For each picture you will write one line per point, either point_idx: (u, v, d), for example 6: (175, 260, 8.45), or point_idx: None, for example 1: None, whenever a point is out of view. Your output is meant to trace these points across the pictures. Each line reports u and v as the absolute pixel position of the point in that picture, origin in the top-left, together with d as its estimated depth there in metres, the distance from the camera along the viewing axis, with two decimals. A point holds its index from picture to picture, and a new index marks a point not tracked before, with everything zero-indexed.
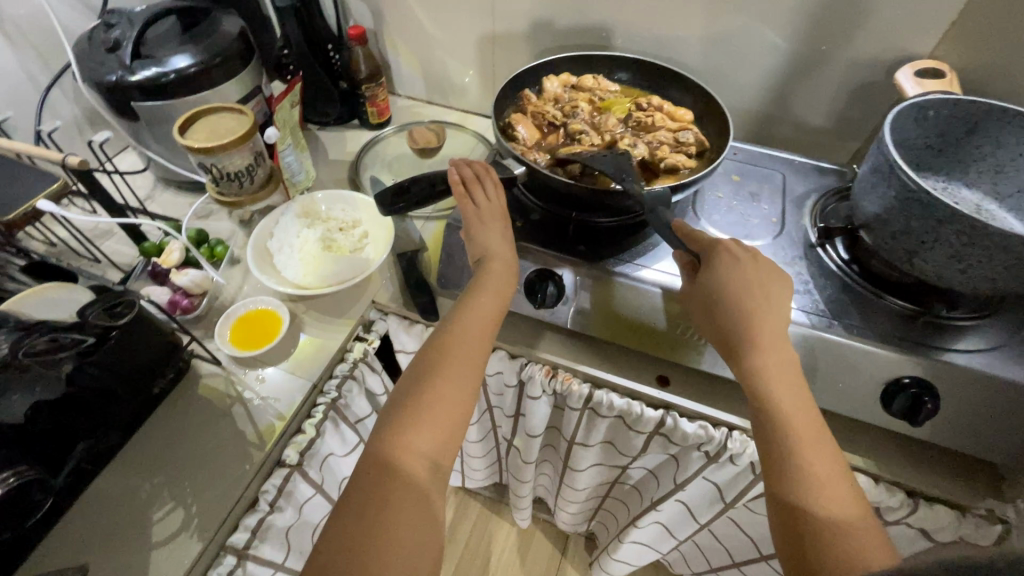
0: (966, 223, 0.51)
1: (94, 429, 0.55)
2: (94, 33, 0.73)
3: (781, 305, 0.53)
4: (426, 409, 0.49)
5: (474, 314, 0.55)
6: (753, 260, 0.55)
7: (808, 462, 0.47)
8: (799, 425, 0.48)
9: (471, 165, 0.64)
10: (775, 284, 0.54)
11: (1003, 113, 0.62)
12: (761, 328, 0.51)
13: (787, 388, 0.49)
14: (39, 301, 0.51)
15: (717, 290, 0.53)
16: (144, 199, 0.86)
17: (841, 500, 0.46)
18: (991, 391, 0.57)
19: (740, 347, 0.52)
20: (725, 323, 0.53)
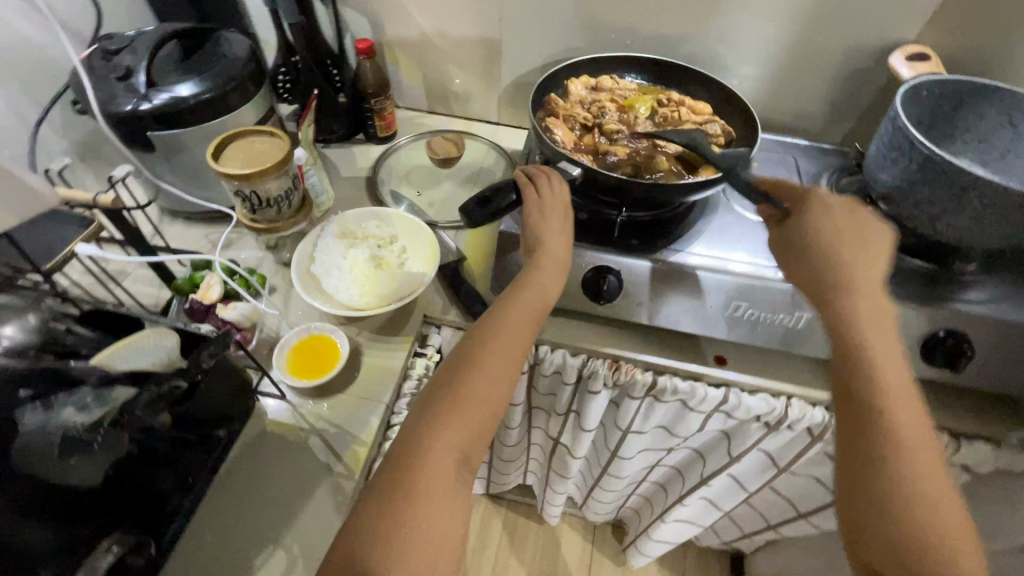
0: (989, 188, 0.57)
1: (183, 483, 0.53)
2: (93, 59, 0.67)
3: (873, 253, 0.56)
4: (461, 401, 0.49)
5: (523, 305, 0.56)
6: (848, 213, 0.58)
7: (894, 401, 0.49)
8: (878, 354, 0.51)
9: (534, 166, 0.68)
10: (870, 237, 0.57)
11: (987, 89, 0.70)
12: (852, 273, 0.54)
13: (876, 331, 0.52)
14: (125, 352, 0.44)
15: (814, 236, 0.57)
16: (152, 234, 0.81)
17: (916, 439, 0.48)
18: (1018, 334, 0.63)
19: (832, 288, 0.54)
20: (814, 266, 0.56)
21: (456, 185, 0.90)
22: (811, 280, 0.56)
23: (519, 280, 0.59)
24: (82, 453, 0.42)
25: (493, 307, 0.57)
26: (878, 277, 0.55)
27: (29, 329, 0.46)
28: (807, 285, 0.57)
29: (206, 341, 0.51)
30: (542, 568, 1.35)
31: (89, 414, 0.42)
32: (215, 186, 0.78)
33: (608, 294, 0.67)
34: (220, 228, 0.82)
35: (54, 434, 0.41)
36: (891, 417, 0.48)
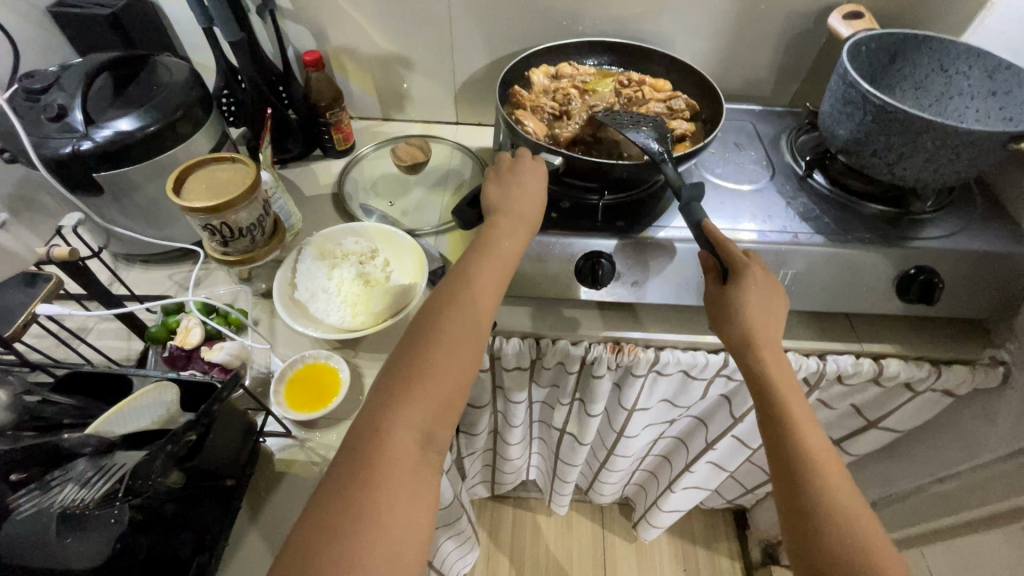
0: (940, 130, 0.59)
1: (202, 541, 0.49)
2: (16, 101, 0.61)
3: (777, 313, 0.57)
4: (421, 375, 0.46)
5: (484, 269, 0.54)
6: (769, 284, 0.57)
7: (814, 454, 0.50)
8: (810, 445, 0.50)
9: (508, 156, 0.66)
10: (778, 312, 0.57)
11: (915, 38, 0.73)
12: (767, 357, 0.54)
13: (789, 386, 0.53)
14: (124, 416, 0.45)
15: (726, 304, 0.57)
16: (108, 283, 0.75)
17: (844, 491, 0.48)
18: (978, 261, 0.68)
19: (743, 347, 0.55)
20: (740, 351, 0.56)
21: (425, 190, 0.88)
22: (737, 351, 0.56)
23: (476, 249, 0.57)
24: (81, 531, 0.40)
25: (453, 271, 0.55)
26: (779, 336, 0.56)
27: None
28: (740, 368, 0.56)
29: (219, 387, 0.49)
30: (558, 559, 1.35)
31: (92, 487, 0.40)
32: (172, 223, 0.73)
33: (604, 278, 0.66)
34: (184, 266, 0.77)
35: (52, 514, 0.39)
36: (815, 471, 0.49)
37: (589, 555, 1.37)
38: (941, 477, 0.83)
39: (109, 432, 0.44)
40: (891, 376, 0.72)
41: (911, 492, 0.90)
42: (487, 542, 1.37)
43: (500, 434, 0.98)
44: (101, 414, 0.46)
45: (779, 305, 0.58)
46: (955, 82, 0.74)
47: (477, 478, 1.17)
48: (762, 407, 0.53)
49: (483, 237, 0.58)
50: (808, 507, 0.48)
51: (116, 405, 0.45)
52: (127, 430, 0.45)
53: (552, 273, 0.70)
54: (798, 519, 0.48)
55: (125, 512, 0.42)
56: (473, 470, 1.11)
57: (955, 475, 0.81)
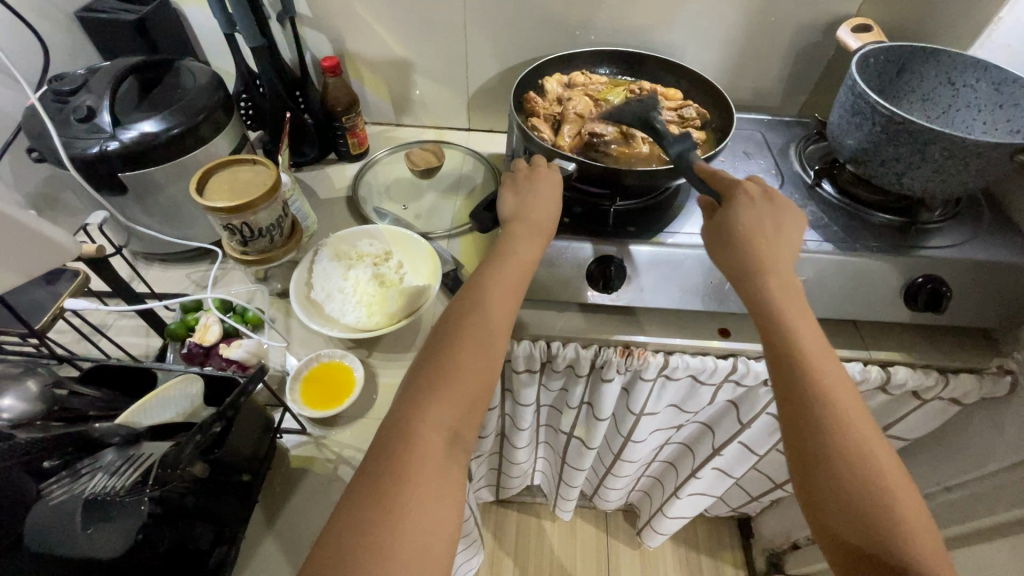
0: (949, 141, 0.60)
1: (222, 532, 0.50)
2: (45, 103, 0.63)
3: (786, 238, 0.56)
4: (445, 378, 0.47)
5: (506, 272, 0.56)
6: (771, 206, 0.57)
7: (819, 373, 0.49)
8: (824, 373, 0.49)
9: (523, 162, 0.67)
10: (787, 235, 0.56)
11: (921, 51, 0.74)
12: (776, 284, 0.53)
13: (796, 312, 0.52)
14: (151, 407, 0.46)
15: (732, 230, 0.56)
16: (127, 280, 0.76)
17: (849, 404, 0.49)
18: (985, 271, 0.69)
19: (748, 273, 0.54)
20: (746, 279, 0.54)
21: (438, 194, 0.90)
22: (739, 277, 0.55)
23: (499, 250, 0.58)
24: (103, 522, 0.41)
25: (473, 279, 0.56)
26: (787, 262, 0.55)
27: (30, 398, 0.42)
28: (742, 294, 0.55)
29: (241, 382, 0.50)
30: (562, 565, 1.35)
31: (121, 476, 0.42)
32: (192, 223, 0.75)
33: (616, 278, 0.68)
34: (201, 266, 0.79)
35: (81, 501, 0.41)
36: (820, 390, 0.48)
37: (594, 561, 1.36)
38: (949, 486, 0.83)
39: (136, 423, 0.46)
40: (899, 383, 0.72)
41: None
42: (490, 547, 1.37)
43: (507, 438, 0.99)
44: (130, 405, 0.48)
45: (788, 223, 0.57)
46: (962, 94, 0.75)
47: (482, 481, 1.18)
48: (766, 331, 0.52)
49: (501, 245, 0.59)
50: (813, 423, 0.48)
51: (144, 396, 0.46)
52: (150, 421, 0.47)
53: (564, 278, 0.70)
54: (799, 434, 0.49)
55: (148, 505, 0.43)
56: (480, 473, 1.11)
57: (963, 484, 0.81)
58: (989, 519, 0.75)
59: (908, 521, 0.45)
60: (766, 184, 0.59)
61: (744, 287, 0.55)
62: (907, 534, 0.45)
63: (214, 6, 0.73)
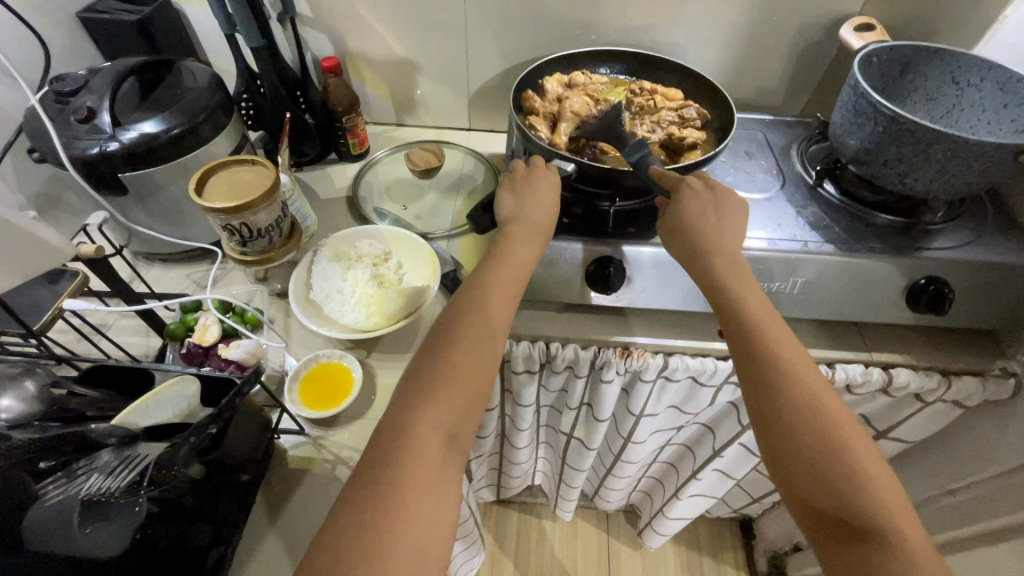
0: (952, 141, 0.59)
1: (220, 532, 0.50)
2: (46, 103, 0.63)
3: (732, 221, 0.59)
4: (443, 379, 0.47)
5: (502, 272, 0.56)
6: (713, 194, 0.60)
7: (767, 342, 0.51)
8: (773, 342, 0.51)
9: (523, 163, 0.67)
10: (733, 218, 0.59)
11: (925, 51, 0.73)
12: (721, 263, 0.56)
13: (743, 289, 0.54)
14: (148, 408, 0.46)
15: (681, 216, 0.59)
16: (128, 280, 0.77)
17: (800, 370, 0.49)
18: (989, 271, 0.68)
19: (697, 257, 0.57)
20: (694, 264, 0.57)
21: (439, 194, 0.90)
22: (689, 261, 0.58)
23: (496, 251, 0.58)
24: (102, 521, 0.42)
25: (470, 280, 0.56)
26: (734, 243, 0.58)
27: (27, 399, 0.43)
28: (694, 278, 0.58)
29: (238, 384, 0.49)
30: (563, 565, 1.35)
31: (116, 476, 0.41)
32: (192, 223, 0.75)
33: (615, 279, 0.67)
34: (202, 266, 0.79)
35: (77, 501, 0.40)
36: (769, 358, 0.50)
37: (595, 562, 1.36)
38: (952, 489, 0.82)
39: (132, 424, 0.45)
40: (901, 385, 0.72)
41: (921, 504, 0.89)
42: (491, 547, 1.37)
43: (507, 438, 0.99)
44: (126, 406, 0.47)
45: (733, 207, 0.60)
46: (967, 94, 0.74)
47: (483, 481, 1.18)
48: (717, 311, 0.55)
49: (500, 246, 0.59)
50: (765, 391, 0.49)
51: (141, 396, 0.46)
52: (146, 423, 0.46)
53: (564, 278, 0.70)
54: (754, 405, 0.50)
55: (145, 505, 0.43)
56: (480, 473, 1.11)
57: (965, 486, 0.80)
58: (992, 522, 0.75)
59: (869, 478, 0.45)
60: (709, 177, 0.63)
61: (695, 270, 0.57)
62: (873, 493, 0.45)
63: (215, 6, 0.73)
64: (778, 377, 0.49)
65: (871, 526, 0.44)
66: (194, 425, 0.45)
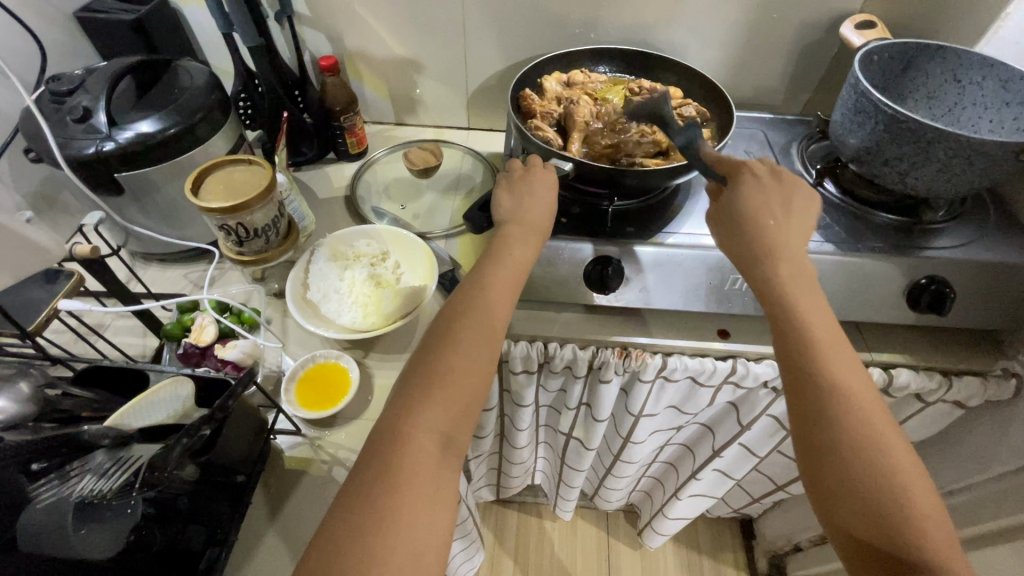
0: (953, 140, 0.59)
1: (214, 533, 0.50)
2: (42, 103, 0.63)
3: (797, 220, 0.56)
4: (440, 381, 0.47)
5: (501, 274, 0.55)
6: (780, 191, 0.57)
7: (829, 356, 0.49)
8: (835, 359, 0.49)
9: (521, 163, 0.66)
10: (797, 216, 0.56)
11: (927, 49, 0.73)
12: (783, 264, 0.53)
13: (808, 296, 0.52)
14: (141, 408, 0.46)
15: (742, 210, 0.56)
16: (125, 280, 0.76)
17: (862, 388, 0.48)
18: (991, 271, 0.67)
19: (757, 255, 0.54)
20: (751, 266, 0.54)
21: (437, 194, 0.90)
22: (745, 259, 0.55)
23: (496, 251, 0.58)
24: (96, 522, 0.42)
25: (468, 281, 0.55)
26: (800, 244, 0.55)
27: (20, 398, 0.41)
28: (748, 277, 0.55)
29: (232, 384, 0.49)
30: (562, 565, 1.35)
31: (109, 479, 0.42)
32: (189, 223, 0.75)
33: (615, 280, 0.66)
34: (199, 265, 0.79)
35: (71, 504, 0.41)
36: (829, 373, 0.48)
37: (594, 562, 1.36)
38: (953, 490, 0.82)
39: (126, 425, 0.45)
40: (901, 386, 0.71)
41: None
42: (491, 547, 1.37)
43: (506, 438, 0.99)
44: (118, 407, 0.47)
45: (798, 204, 0.57)
46: (968, 92, 0.73)
47: (482, 480, 1.17)
48: (778, 315, 0.51)
49: (495, 246, 0.58)
50: (824, 407, 0.47)
51: (134, 396, 0.46)
52: (140, 424, 0.46)
53: (562, 278, 0.70)
54: (810, 420, 0.48)
55: (139, 505, 0.44)
56: (479, 473, 1.11)
57: (967, 487, 0.79)
58: (993, 523, 0.74)
59: (917, 506, 0.45)
60: (774, 165, 0.60)
61: (752, 270, 0.54)
62: (919, 525, 0.44)
63: (211, 5, 0.73)
64: (839, 394, 0.47)
65: (912, 557, 0.44)
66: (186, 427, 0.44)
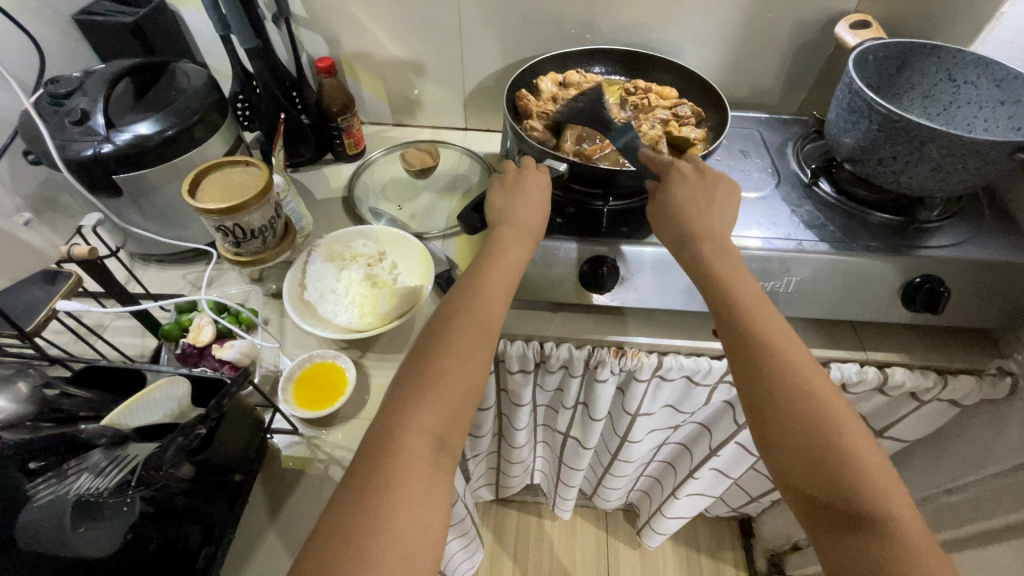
0: (946, 139, 0.59)
1: (210, 533, 0.50)
2: (41, 106, 0.63)
3: (723, 208, 0.59)
4: (433, 383, 0.47)
5: (487, 271, 0.56)
6: (703, 180, 0.60)
7: (758, 324, 0.51)
8: (764, 324, 0.51)
9: (516, 163, 0.67)
10: (722, 204, 0.60)
11: (922, 48, 0.73)
12: (710, 247, 0.56)
13: (735, 273, 0.54)
14: (140, 408, 0.47)
15: (671, 201, 0.59)
16: (124, 281, 0.77)
17: (793, 350, 0.49)
18: (986, 269, 0.67)
19: (689, 241, 0.57)
20: (683, 250, 0.57)
21: (434, 194, 0.90)
22: (681, 246, 0.58)
23: (479, 250, 0.59)
24: (94, 520, 0.43)
25: (462, 283, 0.56)
26: (727, 231, 0.58)
27: (18, 399, 0.42)
28: (684, 262, 0.57)
29: (228, 384, 0.50)
30: (562, 564, 1.35)
31: (106, 477, 0.42)
32: (187, 224, 0.75)
33: (609, 279, 0.67)
34: (197, 266, 0.79)
35: (68, 503, 0.42)
36: (760, 337, 0.50)
37: (594, 561, 1.36)
38: (950, 488, 0.82)
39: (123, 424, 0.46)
40: (896, 385, 0.71)
41: (920, 503, 0.88)
42: (490, 546, 1.37)
43: (504, 437, 0.99)
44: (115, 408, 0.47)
45: (723, 195, 0.60)
46: (963, 91, 0.73)
47: (481, 480, 1.18)
48: (710, 294, 0.54)
49: (490, 247, 0.59)
50: (757, 371, 0.48)
51: (133, 396, 0.47)
52: (138, 423, 0.47)
53: (558, 278, 0.70)
54: (748, 387, 0.49)
55: (136, 504, 0.45)
56: (478, 473, 1.12)
57: (963, 486, 0.80)
58: (990, 522, 0.74)
59: (862, 460, 0.45)
60: (699, 163, 0.63)
61: (688, 255, 0.57)
62: (863, 477, 0.44)
63: (208, 7, 0.73)
64: (772, 356, 0.49)
65: (862, 510, 0.43)
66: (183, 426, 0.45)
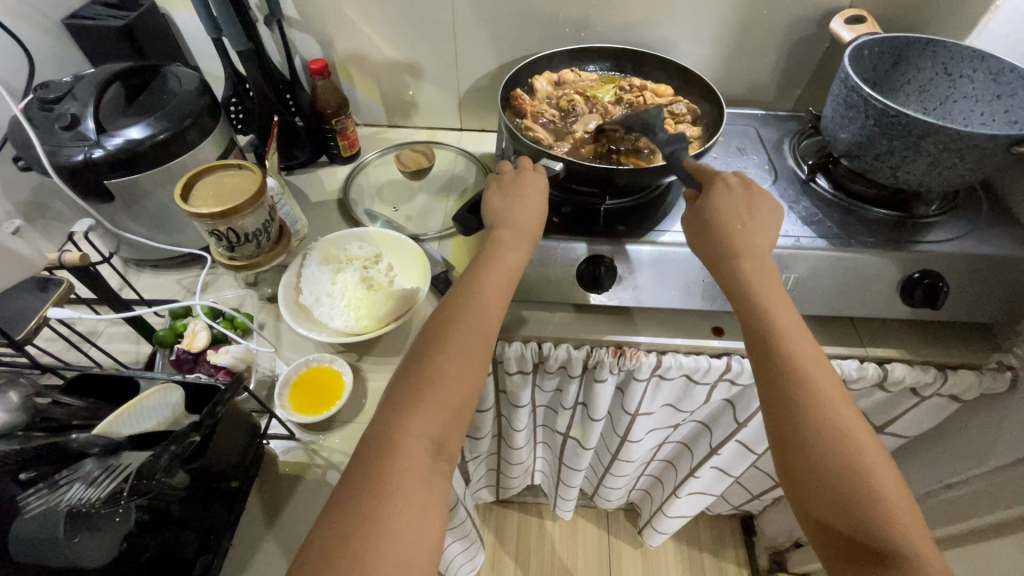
0: (942, 133, 0.59)
1: (207, 540, 0.50)
2: (30, 112, 0.63)
3: (764, 224, 0.58)
4: (430, 390, 0.46)
5: (491, 283, 0.55)
6: (746, 195, 0.58)
7: (792, 348, 0.50)
8: (797, 349, 0.50)
9: (512, 163, 0.67)
10: (763, 218, 0.58)
11: (917, 42, 0.73)
12: (748, 266, 0.54)
13: (772, 294, 0.53)
14: (131, 416, 0.46)
15: (710, 213, 0.57)
16: (117, 287, 0.76)
17: (824, 377, 0.49)
18: (984, 264, 0.67)
19: (723, 259, 0.56)
20: (720, 268, 0.56)
21: (430, 196, 0.89)
22: (715, 263, 0.57)
23: (485, 259, 0.58)
24: (90, 530, 0.42)
25: (461, 287, 0.55)
26: (766, 247, 0.57)
27: (12, 409, 0.43)
28: (717, 280, 0.56)
29: (219, 390, 0.49)
30: (564, 565, 1.35)
31: (98, 487, 0.41)
32: (181, 228, 0.75)
33: (607, 280, 0.66)
34: (192, 271, 0.79)
35: (60, 514, 0.41)
36: (791, 364, 0.49)
37: (595, 562, 1.36)
38: (951, 484, 0.81)
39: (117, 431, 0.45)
40: (896, 381, 0.71)
41: (921, 500, 0.88)
42: (491, 548, 1.37)
43: (504, 439, 0.98)
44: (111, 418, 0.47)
45: (764, 214, 0.58)
46: (959, 85, 0.73)
47: (481, 481, 1.17)
48: (744, 317, 0.53)
49: (485, 250, 0.58)
50: (786, 397, 0.48)
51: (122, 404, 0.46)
52: (132, 430, 0.46)
53: (554, 278, 0.70)
54: (774, 410, 0.49)
55: (130, 512, 0.43)
56: (477, 475, 1.11)
57: (963, 481, 0.79)
58: (991, 517, 0.74)
59: (886, 494, 0.45)
60: (746, 177, 0.60)
61: (721, 274, 0.56)
62: (888, 514, 0.44)
63: (200, 10, 0.72)
64: (802, 384, 0.48)
65: (885, 546, 0.43)
66: (175, 433, 0.44)
